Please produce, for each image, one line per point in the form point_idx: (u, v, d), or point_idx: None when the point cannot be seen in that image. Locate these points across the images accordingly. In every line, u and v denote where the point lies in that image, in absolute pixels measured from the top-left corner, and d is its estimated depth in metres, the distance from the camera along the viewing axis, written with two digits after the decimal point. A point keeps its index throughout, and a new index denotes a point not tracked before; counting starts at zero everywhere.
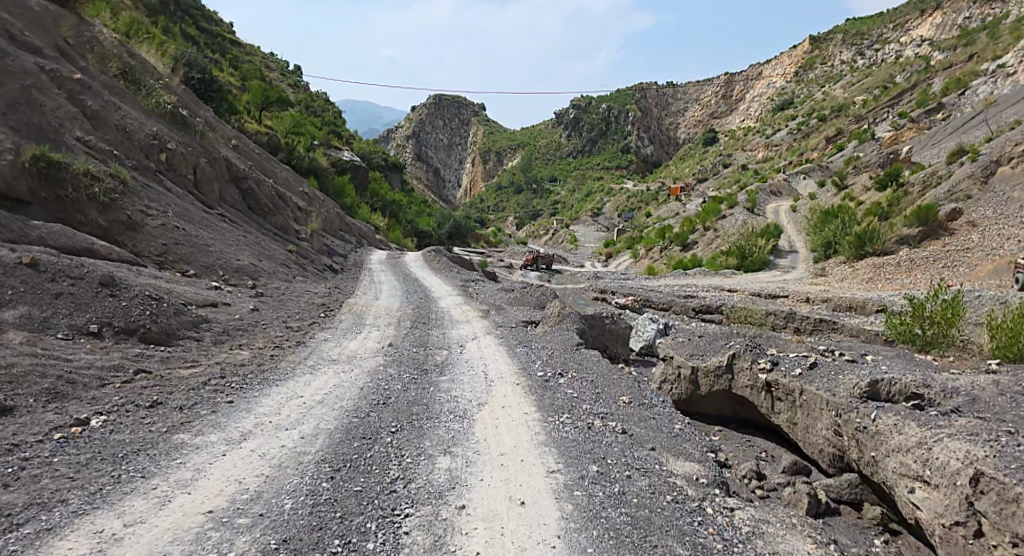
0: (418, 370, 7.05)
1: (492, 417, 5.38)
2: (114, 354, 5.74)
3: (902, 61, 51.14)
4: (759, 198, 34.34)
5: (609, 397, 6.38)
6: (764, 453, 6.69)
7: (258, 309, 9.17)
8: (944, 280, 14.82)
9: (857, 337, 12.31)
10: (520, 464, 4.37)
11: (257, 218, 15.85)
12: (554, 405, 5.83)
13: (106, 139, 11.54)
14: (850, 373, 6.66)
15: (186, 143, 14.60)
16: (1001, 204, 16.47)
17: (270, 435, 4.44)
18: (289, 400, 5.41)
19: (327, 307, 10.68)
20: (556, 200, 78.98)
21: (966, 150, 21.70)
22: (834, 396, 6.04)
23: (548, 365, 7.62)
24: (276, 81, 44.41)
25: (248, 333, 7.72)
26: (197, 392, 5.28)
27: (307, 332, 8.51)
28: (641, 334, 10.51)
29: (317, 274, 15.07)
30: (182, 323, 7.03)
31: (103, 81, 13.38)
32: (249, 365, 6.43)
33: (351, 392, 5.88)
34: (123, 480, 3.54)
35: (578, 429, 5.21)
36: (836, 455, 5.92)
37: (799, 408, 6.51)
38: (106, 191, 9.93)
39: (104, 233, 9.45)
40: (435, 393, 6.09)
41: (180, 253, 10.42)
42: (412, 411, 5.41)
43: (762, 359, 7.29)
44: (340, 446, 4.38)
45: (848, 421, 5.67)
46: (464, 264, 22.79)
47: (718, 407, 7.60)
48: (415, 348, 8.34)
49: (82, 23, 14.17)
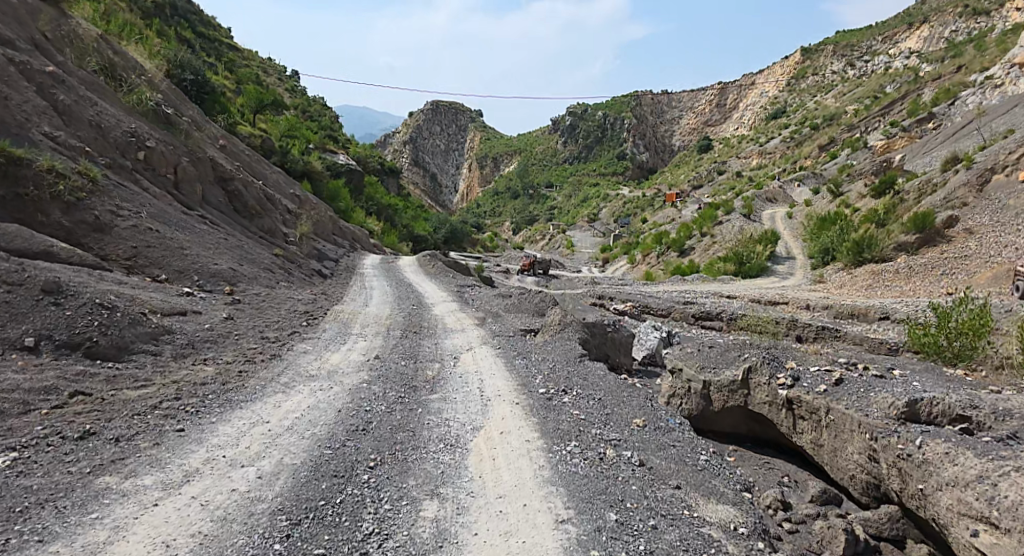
0: (406, 388, 6.26)
1: (489, 447, 4.61)
2: (49, 373, 4.93)
3: (893, 71, 50.98)
4: (756, 204, 33.83)
5: (620, 419, 5.62)
6: (786, 477, 6.02)
7: (232, 318, 8.40)
8: (943, 288, 14.20)
9: (862, 345, 11.63)
10: (523, 511, 3.64)
11: (242, 220, 15.07)
12: (560, 431, 5.07)
13: (77, 135, 10.77)
14: (882, 392, 6.04)
15: (168, 142, 13.84)
16: (997, 211, 15.83)
17: (220, 475, 3.68)
18: (252, 427, 4.63)
19: (310, 315, 9.92)
20: (551, 206, 78.25)
21: (961, 158, 21.14)
22: (867, 417, 5.47)
23: (549, 381, 6.85)
24: (273, 86, 43.65)
25: (217, 346, 6.95)
26: (141, 420, 4.48)
27: (285, 343, 7.75)
28: (645, 342, 9.90)
29: (303, 278, 14.31)
30: (139, 335, 6.18)
31: (82, 77, 12.65)
32: (212, 384, 5.63)
33: (327, 416, 5.10)
34: (10, 547, 2.79)
35: (589, 462, 4.43)
36: (871, 483, 5.32)
37: (825, 429, 5.88)
38: (73, 189, 9.16)
39: (67, 235, 8.68)
40: (424, 416, 5.31)
41: (151, 256, 9.61)
42: (396, 439, 4.65)
43: (781, 373, 6.60)
44: (303, 488, 3.63)
45: (887, 447, 5.11)
46: (459, 268, 22.08)
47: (732, 424, 6.88)
48: (404, 360, 7.57)
49: (62, 16, 13.49)
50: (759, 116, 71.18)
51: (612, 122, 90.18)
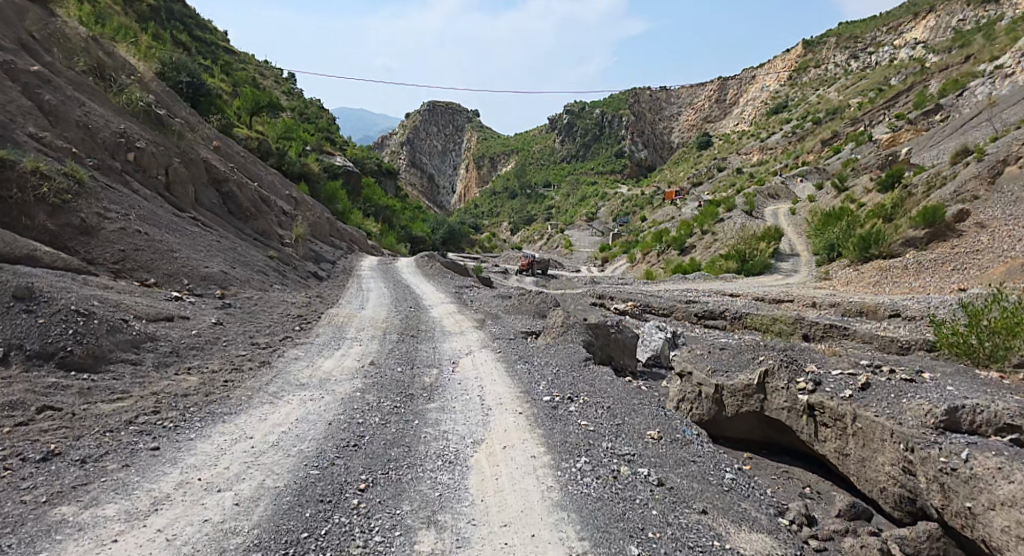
0: (403, 396, 5.89)
1: (491, 465, 4.24)
2: (17, 386, 4.56)
3: (898, 64, 50.46)
4: (758, 200, 33.48)
5: (632, 430, 5.24)
6: (807, 488, 5.73)
7: (221, 323, 8.03)
8: (954, 285, 13.84)
9: (871, 344, 11.29)
10: (529, 542, 3.29)
11: (235, 222, 14.71)
12: (567, 445, 4.69)
13: (64, 136, 10.43)
14: (914, 397, 5.65)
15: (158, 142, 13.49)
16: (1009, 204, 15.48)
17: (192, 503, 3.33)
18: (232, 445, 4.26)
19: (304, 319, 9.54)
20: (549, 205, 77.77)
21: (971, 150, 20.73)
22: (901, 426, 5.13)
23: (554, 387, 6.47)
24: (268, 88, 43.33)
25: (203, 354, 6.58)
26: (112, 437, 4.11)
27: (276, 350, 7.37)
28: (649, 343, 9.62)
29: (298, 280, 13.92)
30: (118, 344, 5.81)
31: (70, 77, 12.34)
32: (194, 396, 5.25)
33: (316, 430, 4.73)
34: None
35: (602, 482, 4.06)
36: (905, 497, 5.02)
37: (851, 438, 5.54)
38: (58, 192, 8.81)
39: (52, 239, 8.34)
40: (421, 429, 4.94)
41: (139, 259, 9.26)
42: (390, 456, 4.29)
43: (802, 377, 6.20)
44: (283, 517, 3.30)
45: (927, 460, 4.79)
46: (458, 269, 21.72)
47: (746, 429, 6.53)
48: (401, 366, 7.21)
49: (49, 16, 13.17)
50: (761, 111, 70.70)
51: (611, 120, 89.70)
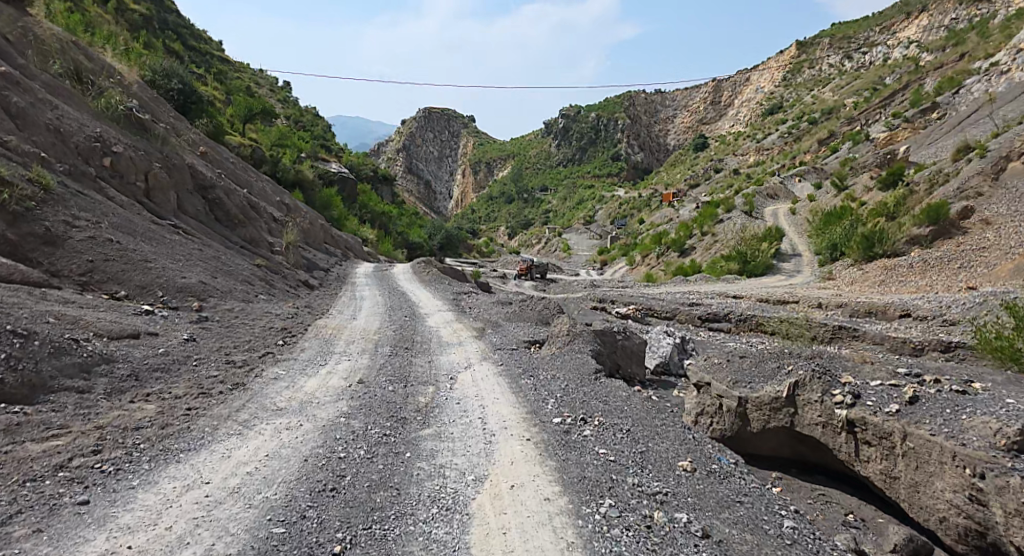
0: (393, 421, 5.14)
1: (496, 511, 3.51)
2: None
3: (892, 64, 50.00)
4: (756, 200, 32.90)
5: (660, 460, 4.50)
6: (850, 516, 5.01)
7: (193, 339, 7.27)
8: (962, 283, 13.03)
9: (883, 345, 10.53)
10: None
11: (220, 228, 13.95)
12: (586, 482, 3.94)
13: (32, 140, 9.70)
14: (972, 410, 4.82)
15: (138, 146, 12.76)
16: (1015, 199, 14.82)
17: None
18: (182, 494, 3.51)
19: (288, 333, 8.78)
20: (548, 209, 77.12)
21: (973, 146, 20.07)
22: (965, 448, 4.36)
23: (564, 407, 5.72)
24: (263, 96, 42.56)
25: (169, 376, 5.83)
26: (32, 490, 3.35)
27: (253, 369, 6.60)
28: (657, 350, 8.89)
29: (286, 290, 13.17)
30: (63, 369, 5.04)
31: (45, 80, 11.64)
32: (149, 429, 4.49)
33: (289, 470, 3.97)
34: None
35: (633, 533, 3.34)
36: (972, 530, 4.30)
37: (901, 459, 4.79)
38: (20, 199, 8.10)
39: (11, 250, 7.57)
40: (413, 463, 4.19)
41: (109, 270, 8.49)
42: (375, 504, 3.54)
43: (837, 388, 5.43)
44: None
45: (1004, 489, 4.04)
46: (455, 274, 21.01)
47: (773, 446, 5.80)
48: (392, 384, 6.46)
49: (20, 16, 12.44)
50: (756, 112, 70.14)
51: (607, 124, 89.21)
